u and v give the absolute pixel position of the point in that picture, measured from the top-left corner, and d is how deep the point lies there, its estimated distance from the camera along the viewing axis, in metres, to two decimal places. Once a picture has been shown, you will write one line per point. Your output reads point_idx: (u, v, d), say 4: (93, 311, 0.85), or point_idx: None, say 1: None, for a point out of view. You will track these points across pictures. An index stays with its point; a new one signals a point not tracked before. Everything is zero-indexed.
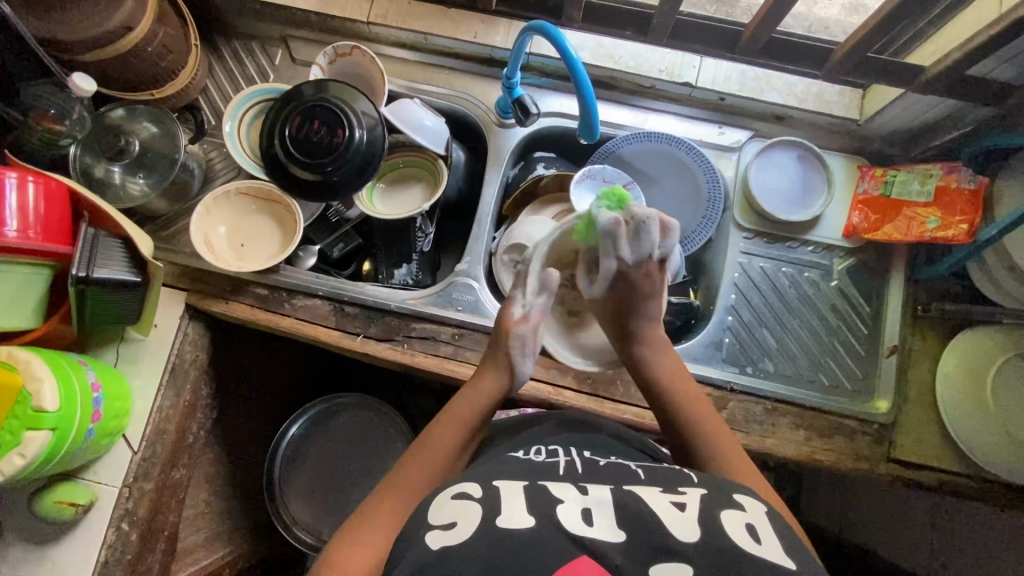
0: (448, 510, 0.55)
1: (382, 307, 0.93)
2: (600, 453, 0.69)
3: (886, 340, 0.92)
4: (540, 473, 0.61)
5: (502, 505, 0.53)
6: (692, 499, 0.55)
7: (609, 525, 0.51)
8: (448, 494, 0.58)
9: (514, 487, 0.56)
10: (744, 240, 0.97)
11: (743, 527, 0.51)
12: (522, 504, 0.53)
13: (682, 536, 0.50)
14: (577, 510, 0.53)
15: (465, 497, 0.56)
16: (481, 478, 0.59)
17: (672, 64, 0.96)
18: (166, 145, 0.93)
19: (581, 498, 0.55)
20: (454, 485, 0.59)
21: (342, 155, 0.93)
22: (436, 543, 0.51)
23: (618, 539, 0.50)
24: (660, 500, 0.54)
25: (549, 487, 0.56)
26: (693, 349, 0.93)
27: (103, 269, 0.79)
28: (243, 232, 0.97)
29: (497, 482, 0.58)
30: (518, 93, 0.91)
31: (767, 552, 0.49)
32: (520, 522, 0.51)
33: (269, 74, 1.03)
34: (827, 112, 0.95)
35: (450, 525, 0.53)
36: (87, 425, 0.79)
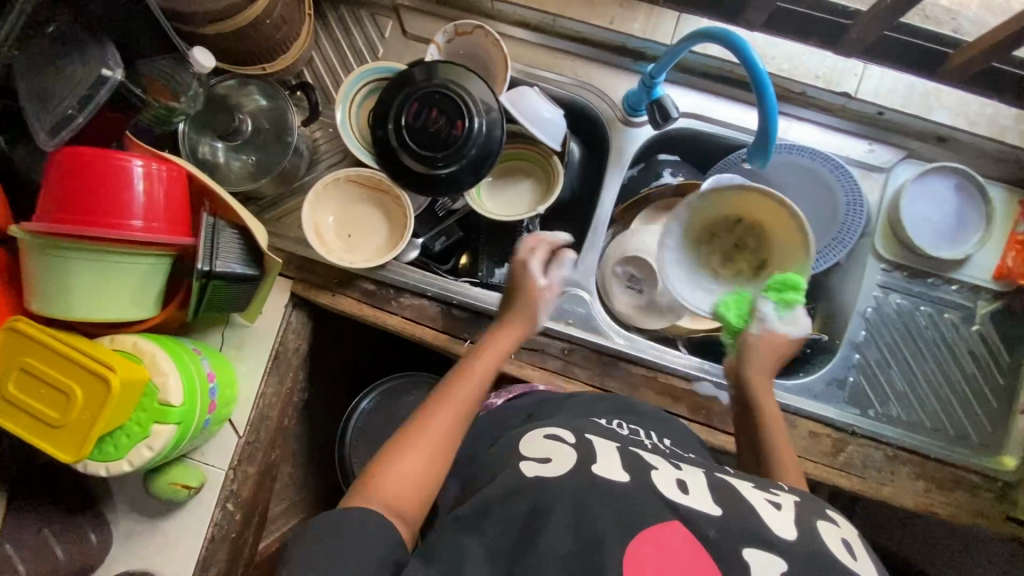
0: (541, 447, 0.57)
1: (492, 314, 0.89)
2: (680, 446, 0.68)
3: (1023, 395, 0.87)
4: (626, 440, 0.62)
5: (597, 456, 0.55)
6: (787, 503, 0.55)
7: (701, 496, 0.52)
8: (540, 433, 0.60)
9: (609, 450, 0.57)
10: (881, 273, 0.90)
11: (841, 543, 0.50)
12: (619, 463, 0.54)
13: (782, 532, 0.49)
14: (671, 479, 0.54)
15: (557, 439, 0.58)
16: (575, 430, 0.61)
17: (830, 70, 0.88)
18: (276, 125, 0.88)
19: (675, 471, 0.56)
20: (548, 427, 0.61)
21: (462, 148, 0.87)
22: (531, 471, 0.53)
23: (715, 514, 0.50)
24: (756, 496, 0.54)
25: (643, 455, 0.57)
26: (814, 385, 0.88)
27: (223, 262, 0.76)
28: (350, 223, 0.94)
29: (589, 437, 0.59)
30: (658, 93, 0.84)
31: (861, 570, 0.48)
32: (616, 476, 0.52)
33: (378, 48, 0.96)
34: (998, 140, 0.87)
35: (546, 460, 0.55)
36: (205, 415, 0.80)
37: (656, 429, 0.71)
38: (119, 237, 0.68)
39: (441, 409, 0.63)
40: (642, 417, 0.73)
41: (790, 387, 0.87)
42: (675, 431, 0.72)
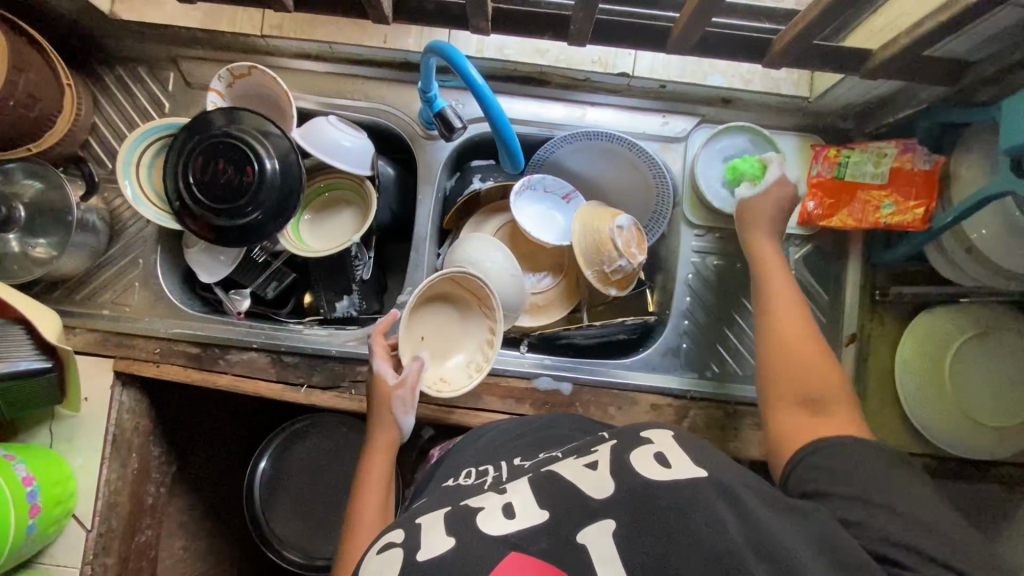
0: (371, 570, 0.49)
1: (323, 353, 0.87)
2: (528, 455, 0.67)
3: (845, 329, 0.90)
4: (463, 491, 0.59)
5: (419, 541, 0.49)
6: (603, 454, 0.55)
7: (522, 511, 0.50)
8: (375, 548, 0.52)
9: (434, 517, 0.52)
10: (696, 238, 0.92)
11: (651, 458, 0.52)
12: (440, 531, 0.50)
13: (595, 493, 0.50)
14: (497, 511, 0.51)
15: (387, 547, 0.51)
16: (405, 520, 0.54)
17: (604, 54, 0.88)
18: (57, 205, 0.84)
19: (499, 499, 0.53)
20: (379, 537, 0.53)
21: (257, 195, 0.85)
22: None
23: (540, 520, 0.49)
24: (572, 465, 0.54)
25: (467, 503, 0.53)
26: (651, 358, 0.90)
27: (4, 361, 0.73)
28: (425, 325, 0.85)
29: (418, 518, 0.54)
30: (439, 105, 0.82)
31: (676, 474, 0.50)
32: (437, 548, 0.48)
33: (163, 104, 0.92)
34: (774, 92, 0.88)
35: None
36: (26, 522, 0.76)
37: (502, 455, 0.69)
38: None
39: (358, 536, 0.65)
40: (496, 447, 0.72)
41: (626, 365, 0.90)
42: (530, 440, 0.71)
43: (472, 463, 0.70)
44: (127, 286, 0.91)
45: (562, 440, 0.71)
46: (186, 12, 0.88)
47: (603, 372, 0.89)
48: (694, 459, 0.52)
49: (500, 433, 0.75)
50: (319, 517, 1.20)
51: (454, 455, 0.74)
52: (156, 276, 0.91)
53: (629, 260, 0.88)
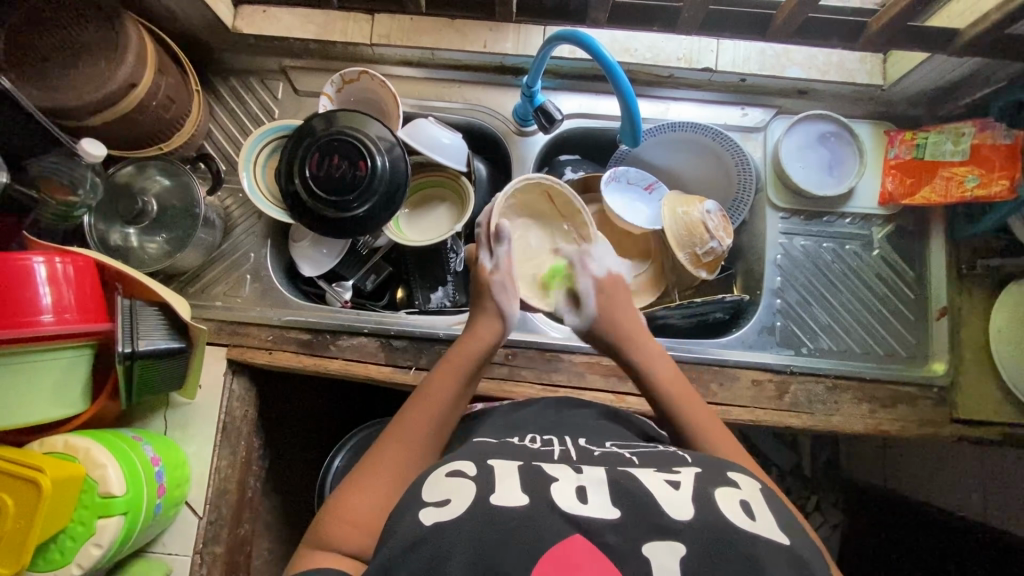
0: (441, 487, 0.54)
1: (431, 336, 0.91)
2: (596, 440, 0.68)
3: (934, 302, 0.93)
4: (533, 456, 0.61)
5: (494, 484, 0.53)
6: (686, 478, 0.54)
7: (599, 501, 0.51)
8: (443, 471, 0.56)
9: (508, 470, 0.56)
10: (782, 221, 0.96)
11: (738, 505, 0.51)
12: (517, 485, 0.53)
13: (676, 514, 0.49)
14: (571, 489, 0.52)
15: (459, 474, 0.55)
16: (476, 458, 0.58)
17: (689, 51, 0.94)
18: (183, 201, 0.89)
19: (577, 478, 0.54)
20: (448, 462, 0.58)
21: (368, 187, 0.90)
22: (429, 518, 0.50)
23: (611, 517, 0.49)
24: (655, 480, 0.53)
25: (544, 469, 0.56)
26: (746, 336, 0.93)
27: (146, 341, 0.76)
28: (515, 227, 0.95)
29: (492, 464, 0.57)
30: (540, 100, 0.89)
31: (756, 527, 0.49)
32: (514, 501, 0.51)
33: (274, 110, 0.99)
34: (850, 82, 0.94)
35: (444, 502, 0.52)
36: (155, 501, 0.77)
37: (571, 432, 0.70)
38: (31, 335, 0.67)
39: (403, 431, 0.65)
40: (563, 426, 0.72)
41: (724, 344, 0.92)
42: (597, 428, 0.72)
43: (536, 430, 0.71)
44: (239, 279, 0.95)
45: (615, 432, 0.71)
46: (301, 25, 0.96)
47: (702, 350, 0.91)
48: (777, 523, 0.51)
49: (541, 419, 0.75)
50: None
51: (510, 417, 0.75)
52: (266, 269, 0.95)
53: (720, 242, 0.92)
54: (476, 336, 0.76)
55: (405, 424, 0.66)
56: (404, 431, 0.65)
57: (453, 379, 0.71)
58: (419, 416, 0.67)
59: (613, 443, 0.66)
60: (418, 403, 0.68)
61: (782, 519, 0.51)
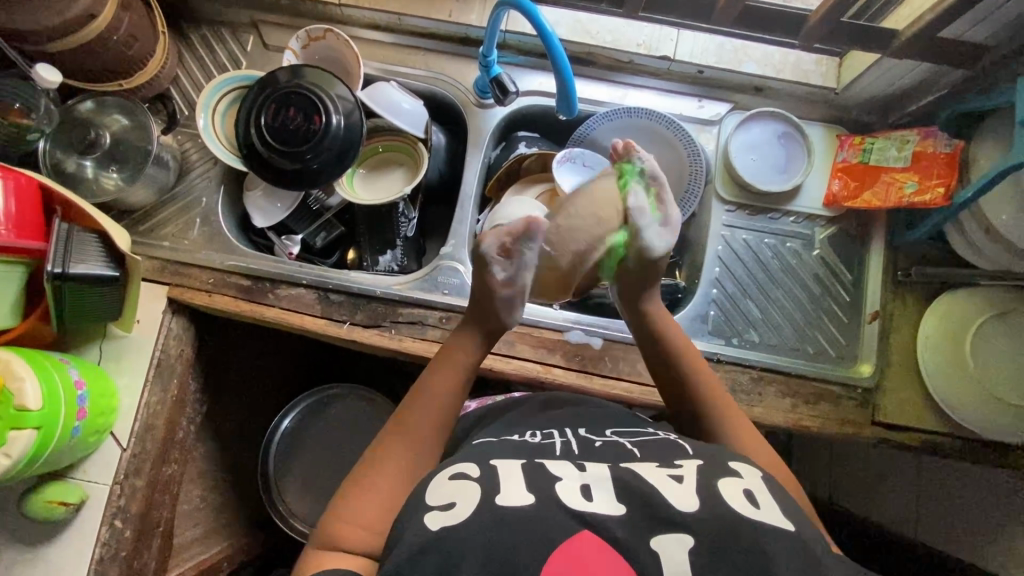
0: (445, 489, 0.55)
1: (368, 293, 0.93)
2: (596, 430, 0.69)
3: (868, 306, 0.94)
4: (536, 452, 0.62)
5: (499, 485, 0.54)
6: (690, 472, 0.56)
7: (602, 497, 0.53)
8: (446, 473, 0.58)
9: (511, 467, 0.57)
10: (727, 214, 0.97)
11: (741, 494, 0.53)
12: (521, 485, 0.54)
13: (682, 506, 0.52)
14: (575, 487, 0.54)
15: (462, 476, 0.56)
16: (478, 458, 0.59)
17: (649, 38, 0.96)
18: (139, 138, 0.91)
19: (580, 475, 0.56)
20: (452, 464, 0.59)
21: (320, 143, 0.92)
22: (434, 524, 0.51)
23: (616, 512, 0.52)
24: (658, 475, 0.55)
25: (547, 466, 0.57)
26: (679, 322, 0.94)
27: (81, 265, 0.78)
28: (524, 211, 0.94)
29: (494, 463, 0.58)
30: (495, 71, 0.90)
31: (762, 515, 0.52)
32: (518, 500, 0.52)
33: (241, 62, 1.01)
34: (804, 82, 0.96)
35: (449, 506, 0.53)
36: (73, 423, 0.79)
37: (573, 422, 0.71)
38: None
39: (407, 431, 0.65)
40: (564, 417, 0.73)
41: None
42: (593, 415, 0.73)
43: (534, 425, 0.71)
44: (188, 222, 0.96)
45: (624, 421, 0.73)
46: None
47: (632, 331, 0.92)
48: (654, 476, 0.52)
49: (531, 411, 0.75)
50: (334, 481, 1.21)
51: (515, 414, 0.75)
52: (216, 214, 0.97)
53: None
54: (470, 327, 0.75)
55: (411, 418, 0.66)
56: (409, 427, 0.66)
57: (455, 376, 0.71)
58: (422, 411, 0.67)
59: (612, 433, 0.68)
60: (423, 397, 0.68)
61: (787, 507, 0.54)
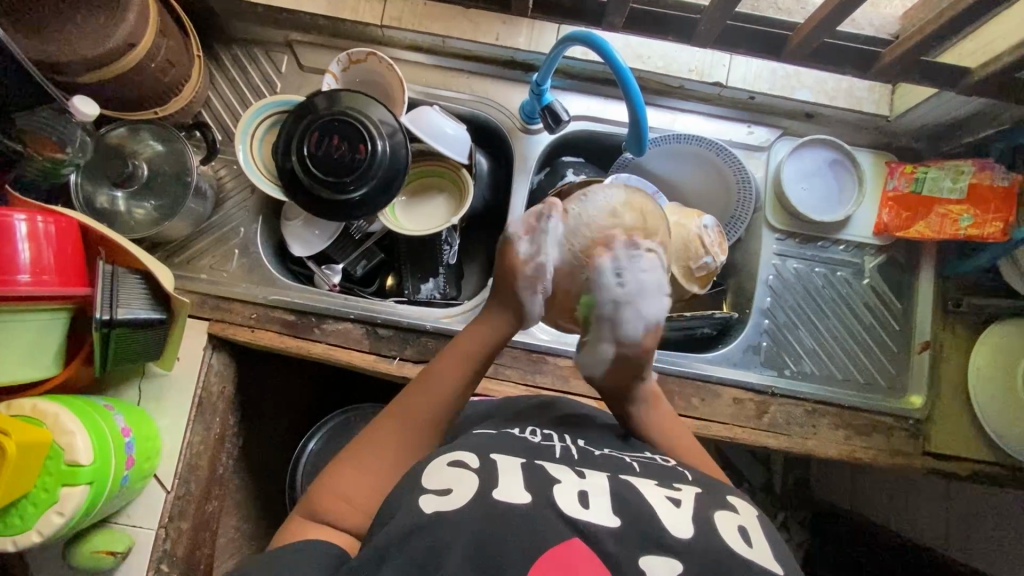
0: (444, 476, 0.54)
1: (417, 328, 0.90)
2: (595, 442, 0.66)
3: (917, 336, 0.94)
4: (537, 452, 0.60)
5: (498, 479, 0.53)
6: (687, 497, 0.55)
7: (599, 507, 0.51)
8: (443, 459, 0.57)
9: (512, 467, 0.56)
10: (777, 242, 0.96)
11: (736, 530, 0.51)
12: (521, 482, 0.53)
13: (676, 531, 0.50)
14: (573, 492, 0.53)
15: (461, 464, 0.56)
16: (480, 450, 0.58)
17: (701, 63, 0.94)
18: (175, 168, 0.87)
19: (579, 482, 0.54)
20: (448, 452, 0.58)
21: (366, 172, 0.88)
22: (429, 507, 0.50)
23: (613, 525, 0.50)
24: (656, 493, 0.54)
25: (546, 467, 0.56)
26: (732, 353, 0.93)
27: (125, 309, 0.74)
28: None
29: (494, 457, 0.57)
30: (548, 99, 0.88)
31: (751, 554, 0.50)
32: (517, 498, 0.51)
33: (276, 84, 0.97)
34: (856, 109, 0.95)
35: (445, 491, 0.52)
36: (123, 472, 0.76)
37: (571, 431, 0.68)
38: (5, 294, 0.65)
39: (403, 414, 0.64)
40: (575, 423, 0.71)
41: (710, 360, 0.92)
42: (589, 426, 0.71)
43: (535, 425, 0.69)
44: (226, 254, 0.93)
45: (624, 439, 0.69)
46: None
47: (685, 364, 0.91)
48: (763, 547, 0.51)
49: (519, 416, 0.73)
50: None
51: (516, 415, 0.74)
52: (255, 245, 0.93)
53: (715, 258, 0.93)
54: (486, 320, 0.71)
55: (410, 403, 0.65)
56: (408, 412, 0.64)
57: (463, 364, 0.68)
58: (423, 403, 0.65)
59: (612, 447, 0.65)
60: (425, 389, 0.66)
61: (780, 551, 0.52)
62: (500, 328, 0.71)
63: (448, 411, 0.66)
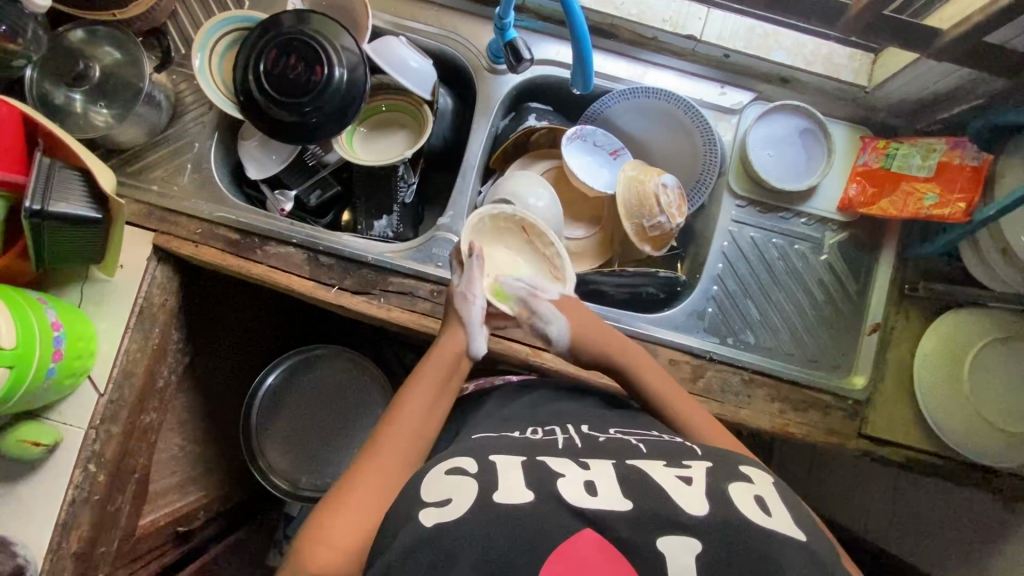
0: (442, 485, 0.54)
1: (359, 259, 0.90)
2: (599, 426, 0.68)
3: (869, 317, 0.91)
4: (534, 447, 0.61)
5: (497, 481, 0.53)
6: (698, 473, 0.55)
7: (606, 493, 0.51)
8: (440, 470, 0.56)
9: (510, 465, 0.56)
10: (737, 209, 0.94)
11: (753, 502, 0.51)
12: (521, 481, 0.53)
13: (690, 508, 0.49)
14: (579, 482, 0.53)
15: (460, 472, 0.55)
16: (476, 453, 0.59)
17: (677, 14, 0.92)
18: (131, 74, 0.87)
19: (583, 472, 0.55)
20: (442, 461, 0.58)
21: (321, 96, 0.87)
22: (429, 520, 0.50)
23: (623, 509, 0.49)
24: (666, 475, 0.54)
25: (547, 462, 0.56)
26: (676, 316, 0.91)
27: (60, 203, 0.74)
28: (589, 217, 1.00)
29: (493, 459, 0.58)
30: (511, 35, 0.86)
31: (773, 523, 0.50)
32: (518, 497, 0.51)
33: (244, 1, 0.96)
34: (834, 77, 0.92)
35: (445, 502, 0.52)
36: (47, 365, 0.77)
37: (574, 420, 0.70)
38: None
39: (379, 450, 0.63)
40: (567, 411, 0.73)
41: (652, 320, 0.90)
42: (593, 415, 0.72)
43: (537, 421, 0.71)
44: (179, 167, 0.92)
45: (629, 420, 0.71)
46: None
47: (625, 321, 0.89)
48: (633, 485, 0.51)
49: (527, 399, 0.77)
50: (314, 443, 1.20)
51: (503, 412, 0.75)
52: (208, 162, 0.93)
53: (669, 219, 0.90)
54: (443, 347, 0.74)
55: (385, 442, 0.64)
56: (383, 447, 0.63)
57: (432, 385, 0.70)
58: (396, 433, 0.64)
59: (616, 430, 0.67)
60: (396, 422, 0.66)
61: (795, 516, 0.52)
62: (460, 346, 0.74)
63: (426, 434, 0.66)
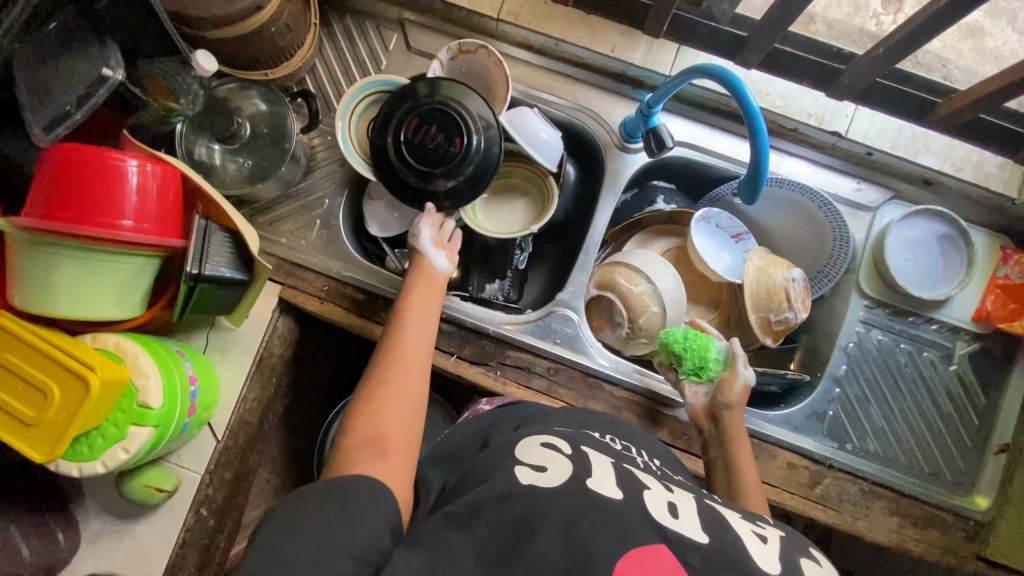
0: (538, 455, 0.60)
1: (480, 330, 0.90)
2: (668, 467, 0.70)
3: (996, 436, 0.88)
4: (620, 457, 0.65)
5: (590, 470, 0.57)
6: (773, 536, 0.56)
7: (689, 521, 0.54)
8: (535, 442, 0.63)
9: (604, 464, 0.60)
10: (865, 309, 0.91)
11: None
12: (613, 480, 0.57)
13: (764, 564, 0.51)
14: (663, 501, 0.56)
15: (553, 448, 0.61)
16: (572, 441, 0.64)
17: (823, 109, 0.90)
18: (275, 131, 0.88)
19: (667, 493, 0.58)
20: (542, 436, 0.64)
21: (458, 167, 0.86)
22: (527, 478, 0.55)
23: (701, 540, 0.51)
24: (744, 528, 0.55)
25: (634, 474, 0.60)
26: (794, 416, 0.89)
27: (212, 266, 0.76)
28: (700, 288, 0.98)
29: (584, 451, 0.62)
30: (656, 122, 0.85)
31: None
32: (609, 492, 0.55)
33: (381, 60, 0.96)
34: (982, 185, 0.89)
35: (541, 468, 0.57)
36: (184, 419, 0.78)
37: (646, 448, 0.72)
38: (109, 235, 0.67)
39: (391, 369, 0.71)
40: (631, 430, 0.75)
41: (770, 418, 0.88)
42: (665, 451, 0.74)
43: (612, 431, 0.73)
44: (308, 223, 0.94)
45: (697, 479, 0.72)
46: None
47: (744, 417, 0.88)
48: None
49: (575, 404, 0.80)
50: None
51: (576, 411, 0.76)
52: (336, 219, 0.94)
53: (797, 314, 0.88)
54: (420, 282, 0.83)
55: (390, 364, 0.71)
56: (391, 368, 0.71)
57: (422, 307, 0.80)
58: (397, 359, 0.72)
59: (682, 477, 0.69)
60: (396, 350, 0.73)
61: None
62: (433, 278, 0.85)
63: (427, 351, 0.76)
